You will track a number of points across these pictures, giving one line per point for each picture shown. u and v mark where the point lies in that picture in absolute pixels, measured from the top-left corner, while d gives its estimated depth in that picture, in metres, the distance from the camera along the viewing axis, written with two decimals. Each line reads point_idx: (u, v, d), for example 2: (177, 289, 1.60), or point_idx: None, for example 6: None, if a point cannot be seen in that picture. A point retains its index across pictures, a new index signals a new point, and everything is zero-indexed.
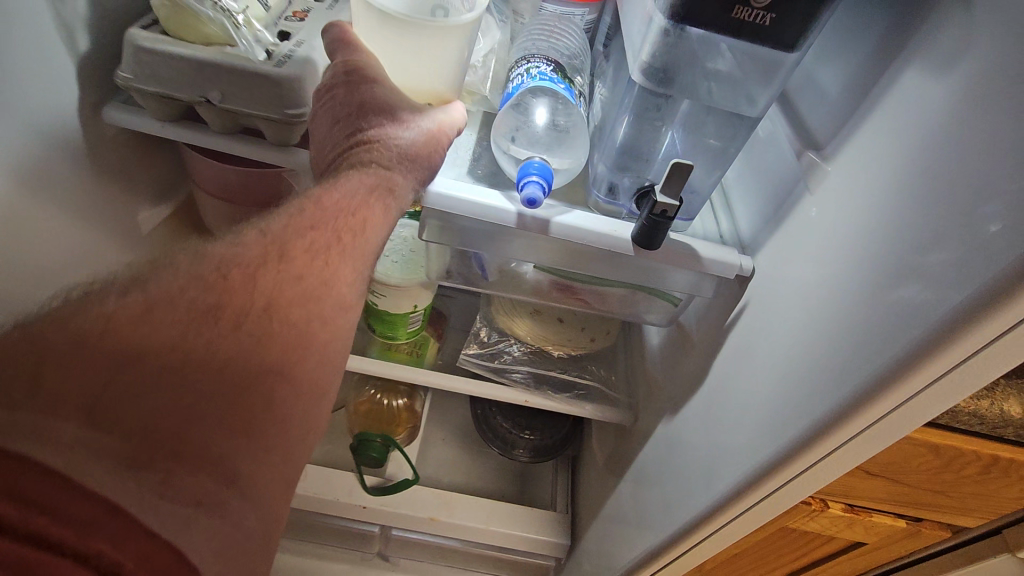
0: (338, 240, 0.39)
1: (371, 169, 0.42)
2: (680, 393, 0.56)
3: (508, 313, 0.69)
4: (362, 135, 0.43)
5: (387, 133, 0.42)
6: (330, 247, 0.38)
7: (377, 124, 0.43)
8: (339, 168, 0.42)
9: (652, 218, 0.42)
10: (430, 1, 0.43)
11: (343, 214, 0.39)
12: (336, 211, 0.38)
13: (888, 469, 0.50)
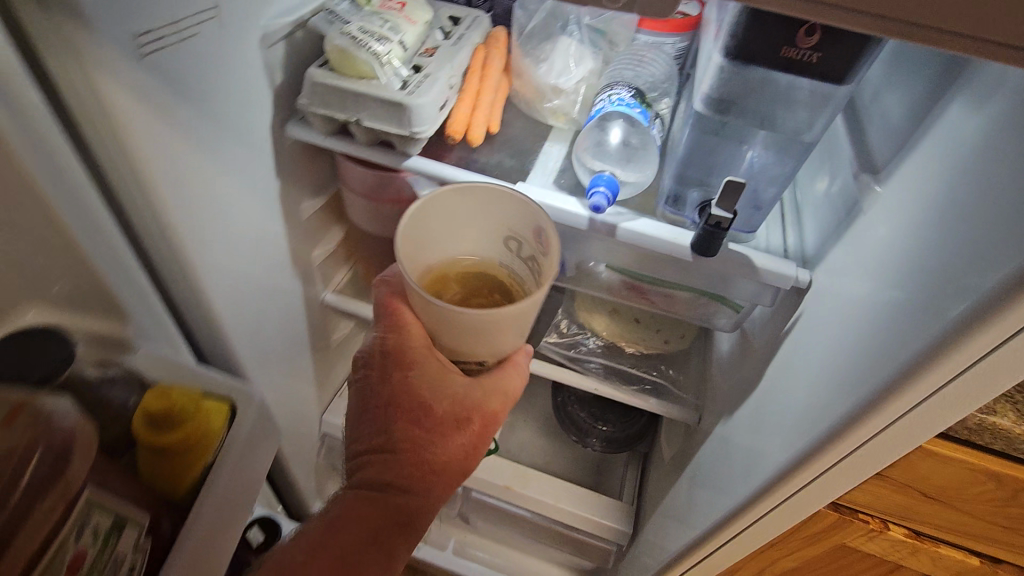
0: (385, 513, 0.45)
1: (401, 485, 0.45)
2: (738, 395, 0.60)
3: (589, 309, 0.77)
4: (397, 424, 0.45)
5: (416, 484, 0.46)
6: (381, 519, 0.45)
7: (413, 456, 0.45)
8: (374, 455, 0.46)
9: (706, 228, 0.48)
10: (503, 235, 0.45)
11: (386, 501, 0.44)
12: (401, 467, 0.45)
13: (947, 494, 0.50)
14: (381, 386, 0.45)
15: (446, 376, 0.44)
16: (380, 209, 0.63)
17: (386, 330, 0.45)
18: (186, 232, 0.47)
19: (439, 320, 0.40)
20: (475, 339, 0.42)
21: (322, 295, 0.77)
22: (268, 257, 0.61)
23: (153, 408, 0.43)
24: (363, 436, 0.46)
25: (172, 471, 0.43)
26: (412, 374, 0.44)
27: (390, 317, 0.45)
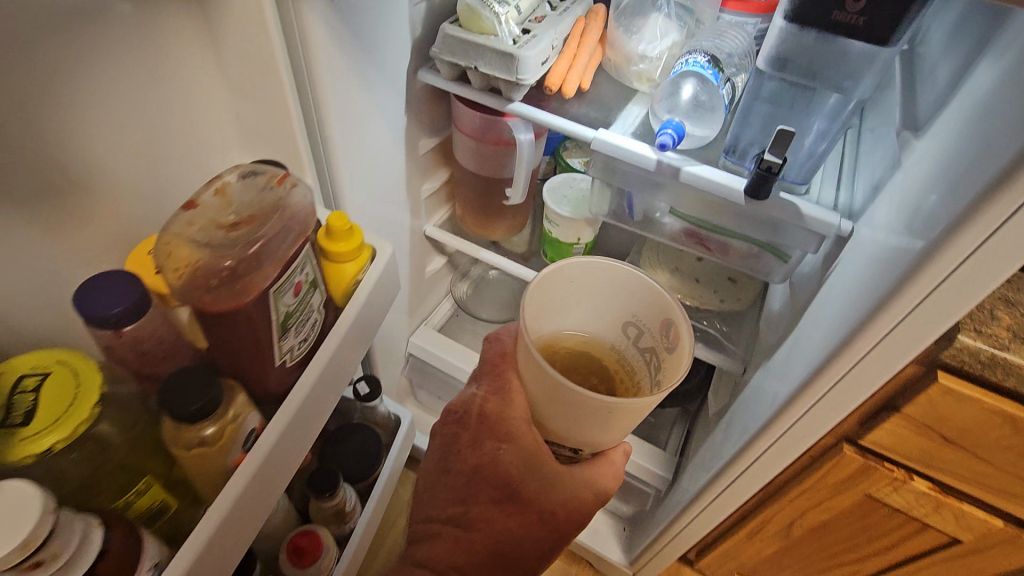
0: (475, 539, 0.55)
1: (487, 521, 0.55)
2: (781, 339, 0.66)
3: (652, 262, 0.85)
4: (490, 470, 0.55)
5: (502, 524, 0.55)
6: (473, 541, 0.55)
7: (500, 500, 0.55)
8: (467, 494, 0.56)
9: (758, 172, 0.55)
10: (623, 318, 0.54)
11: (477, 528, 0.55)
12: (489, 505, 0.55)
13: (966, 437, 0.54)
14: (472, 450, 0.56)
15: (539, 462, 0.53)
16: (483, 148, 0.76)
17: (491, 391, 0.55)
18: (341, 140, 0.62)
19: (559, 396, 0.47)
20: (587, 421, 0.48)
21: (423, 227, 0.90)
22: (391, 179, 0.76)
23: (333, 225, 0.52)
24: (439, 504, 0.57)
25: (331, 278, 0.53)
26: (504, 441, 0.54)
27: (500, 376, 0.55)
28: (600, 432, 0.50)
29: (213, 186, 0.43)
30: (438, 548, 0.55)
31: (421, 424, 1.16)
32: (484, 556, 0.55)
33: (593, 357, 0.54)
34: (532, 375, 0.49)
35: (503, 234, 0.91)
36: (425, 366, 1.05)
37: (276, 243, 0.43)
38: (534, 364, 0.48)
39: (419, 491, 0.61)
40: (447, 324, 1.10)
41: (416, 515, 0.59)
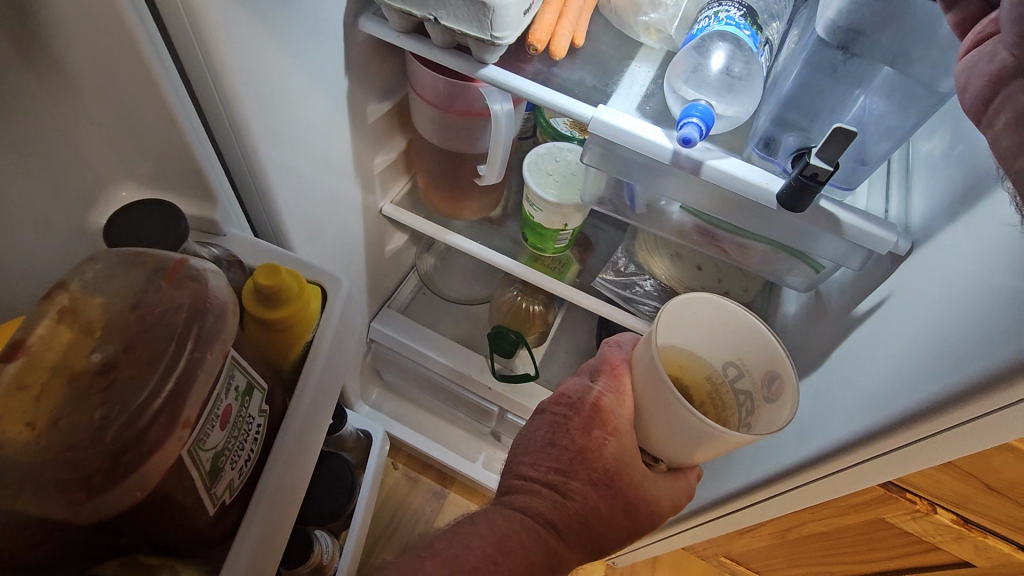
0: (570, 506, 0.48)
1: (583, 491, 0.48)
2: (803, 357, 0.57)
3: (649, 249, 0.72)
4: (594, 446, 0.49)
5: (596, 498, 0.49)
6: (569, 505, 0.48)
7: (600, 472, 0.49)
8: (567, 461, 0.49)
9: (801, 179, 0.42)
10: (727, 355, 0.51)
11: (573, 496, 0.48)
12: (591, 476, 0.48)
13: (1014, 489, 0.47)
14: (579, 435, 0.49)
15: (628, 464, 0.49)
16: (449, 119, 0.61)
17: (605, 387, 0.51)
18: (253, 123, 0.46)
19: (664, 409, 0.47)
20: (682, 438, 0.47)
21: (379, 205, 0.76)
22: (332, 160, 0.61)
23: (262, 284, 0.42)
24: (540, 464, 0.50)
25: (281, 345, 0.44)
26: (608, 437, 0.49)
27: (614, 377, 0.51)
28: (689, 451, 0.49)
29: (58, 307, 0.31)
30: (528, 527, 0.48)
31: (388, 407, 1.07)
32: (570, 529, 0.49)
33: (689, 385, 0.52)
34: (652, 390, 0.47)
35: (474, 211, 0.77)
36: (389, 353, 0.94)
37: (187, 395, 0.32)
38: (657, 382, 0.46)
39: (511, 451, 0.54)
40: (413, 303, 0.98)
41: (514, 467, 0.52)
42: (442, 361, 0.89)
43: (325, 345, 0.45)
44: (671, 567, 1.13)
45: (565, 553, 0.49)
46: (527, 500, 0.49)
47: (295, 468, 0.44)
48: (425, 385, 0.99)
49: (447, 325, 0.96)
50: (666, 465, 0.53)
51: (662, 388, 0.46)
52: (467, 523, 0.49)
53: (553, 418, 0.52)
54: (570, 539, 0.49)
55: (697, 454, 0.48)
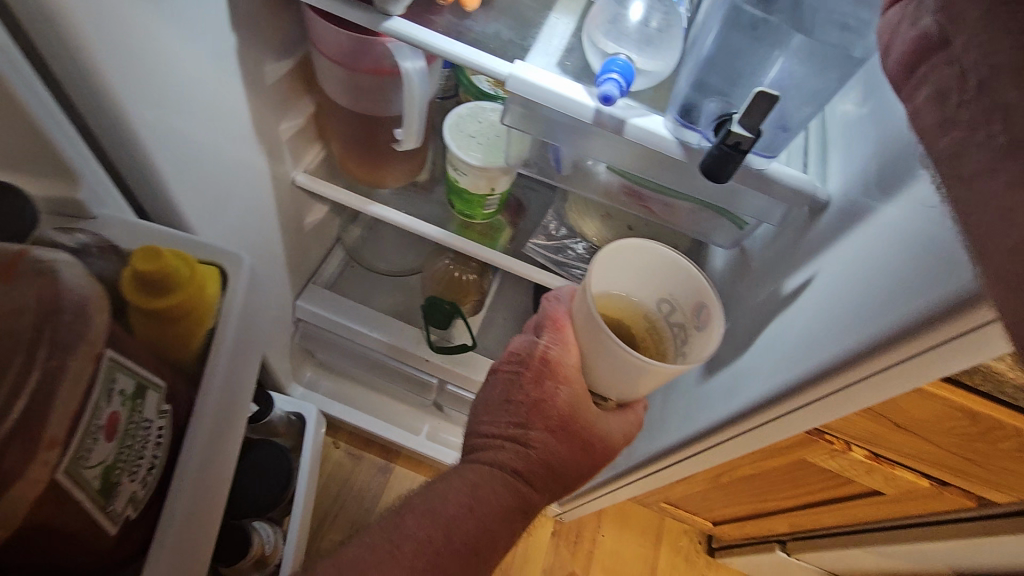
0: (532, 459, 0.49)
1: (542, 441, 0.49)
2: (732, 312, 0.59)
3: (580, 210, 0.71)
4: (546, 398, 0.49)
5: (555, 446, 0.50)
6: (532, 459, 0.49)
7: (555, 421, 0.49)
8: (524, 415, 0.50)
9: (723, 148, 0.42)
10: (660, 292, 0.51)
11: (535, 450, 0.49)
12: (547, 428, 0.49)
13: (918, 425, 0.50)
14: (532, 388, 0.50)
15: (581, 409, 0.50)
16: (357, 78, 0.56)
17: (549, 340, 0.50)
18: (120, 89, 0.40)
19: (602, 351, 0.47)
20: (623, 375, 0.48)
21: (292, 175, 0.70)
22: (228, 127, 0.54)
23: (143, 268, 0.36)
24: (499, 421, 0.51)
25: (177, 337, 0.39)
26: (557, 386, 0.49)
27: (557, 331, 0.50)
28: (634, 386, 0.50)
29: None
30: (497, 478, 0.49)
31: (324, 386, 1.03)
32: (537, 477, 0.50)
33: (626, 323, 0.52)
34: (590, 336, 0.47)
35: (397, 178, 0.73)
36: (320, 331, 0.90)
37: (48, 409, 0.28)
38: (593, 328, 0.46)
39: (474, 405, 0.55)
40: (341, 277, 0.93)
41: (477, 425, 0.52)
42: (375, 336, 0.85)
43: (230, 336, 0.41)
44: (617, 516, 1.18)
45: (535, 500, 0.51)
46: (491, 455, 0.50)
47: (211, 471, 0.41)
48: (361, 361, 0.95)
49: (379, 299, 0.92)
50: (615, 401, 0.54)
51: (597, 332, 0.46)
52: (441, 481, 0.51)
53: (506, 375, 0.52)
54: (538, 487, 0.51)
55: (639, 388, 0.49)
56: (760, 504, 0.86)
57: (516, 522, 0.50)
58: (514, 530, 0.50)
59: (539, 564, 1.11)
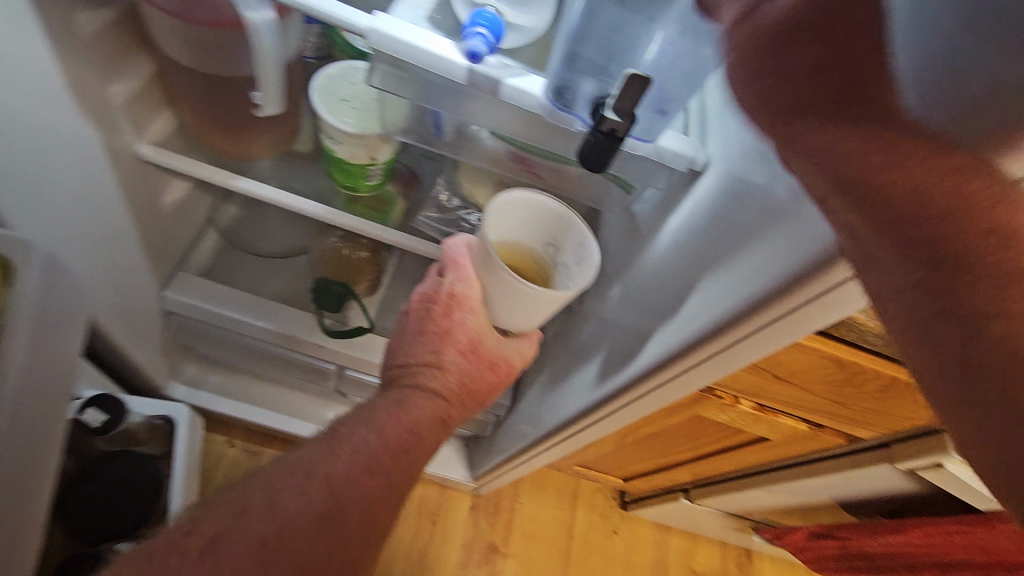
0: (448, 378, 0.56)
1: (453, 361, 0.56)
2: (625, 278, 0.59)
3: (473, 180, 0.67)
4: (455, 326, 0.55)
5: (465, 364, 0.56)
6: (447, 379, 0.56)
7: (465, 342, 0.56)
8: (437, 341, 0.56)
9: (599, 136, 0.41)
10: (546, 236, 0.55)
11: (449, 369, 0.56)
12: (458, 350, 0.56)
13: (794, 376, 0.53)
14: (442, 319, 0.55)
15: (485, 335, 0.57)
16: (199, 32, 0.49)
17: (453, 278, 0.55)
18: None
19: (498, 286, 0.53)
20: (517, 308, 0.54)
21: (137, 147, 0.60)
22: (36, 90, 0.45)
23: None
24: (414, 351, 0.56)
25: None
26: (463, 314, 0.55)
27: (459, 269, 0.55)
28: (528, 316, 0.56)
29: None
30: (418, 397, 0.54)
31: (210, 382, 0.95)
32: (453, 395, 0.57)
33: (519, 264, 0.56)
34: (486, 270, 0.53)
35: (267, 148, 0.66)
36: (196, 323, 0.81)
37: None
38: (489, 266, 0.52)
39: (392, 339, 0.59)
40: (219, 261, 0.84)
41: (395, 359, 0.58)
42: (261, 325, 0.78)
43: None
44: (534, 482, 1.21)
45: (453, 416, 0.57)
46: (412, 379, 0.55)
47: None
48: (248, 353, 0.88)
49: (264, 283, 0.84)
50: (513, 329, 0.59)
51: (494, 268, 0.51)
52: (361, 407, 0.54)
53: (418, 308, 0.57)
54: (455, 404, 0.57)
55: (532, 318, 0.55)
56: (664, 458, 0.91)
57: (437, 437, 0.55)
58: (435, 443, 0.55)
59: (458, 539, 1.13)
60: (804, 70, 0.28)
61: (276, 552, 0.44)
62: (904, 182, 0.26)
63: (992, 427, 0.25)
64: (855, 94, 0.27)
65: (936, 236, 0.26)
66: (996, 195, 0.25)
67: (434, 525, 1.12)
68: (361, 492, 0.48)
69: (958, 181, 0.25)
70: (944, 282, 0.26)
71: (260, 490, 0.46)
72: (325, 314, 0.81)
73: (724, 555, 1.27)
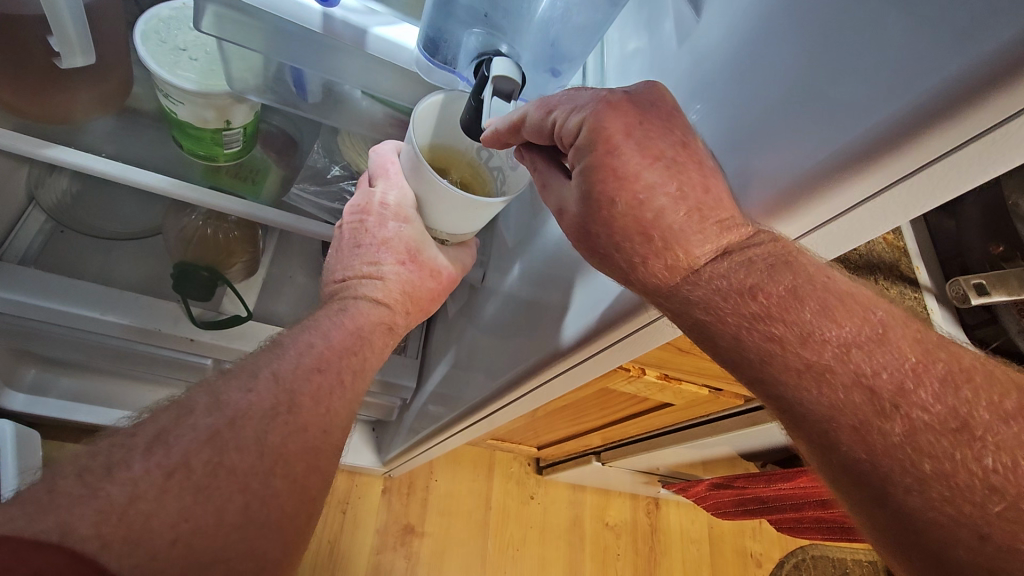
0: (391, 305, 0.49)
1: (396, 270, 0.49)
2: (530, 251, 0.55)
3: (357, 149, 0.59)
4: (393, 235, 0.48)
5: (404, 271, 0.49)
6: (388, 302, 0.49)
7: (405, 248, 0.48)
8: (374, 247, 0.48)
9: (477, 102, 0.38)
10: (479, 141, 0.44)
11: (388, 287, 0.49)
12: (399, 255, 0.49)
13: (697, 346, 0.52)
14: (377, 230, 0.47)
15: (423, 246, 0.49)
16: None
17: (384, 186, 0.47)
18: None
19: (429, 196, 0.44)
20: (454, 220, 0.46)
21: None
22: None
23: None
24: (351, 264, 0.49)
25: None
26: (395, 224, 0.47)
27: (388, 175, 0.47)
28: (466, 228, 0.47)
29: None
30: (361, 305, 0.48)
31: (60, 387, 0.84)
32: (401, 303, 0.50)
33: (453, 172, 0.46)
34: (416, 180, 0.44)
35: (91, 107, 0.54)
36: (20, 323, 0.66)
37: None
38: (420, 175, 0.43)
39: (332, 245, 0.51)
40: (49, 245, 0.71)
41: (331, 273, 0.50)
42: (108, 320, 0.65)
43: None
44: (448, 458, 1.20)
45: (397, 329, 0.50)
46: (354, 290, 0.48)
47: None
48: (100, 352, 0.74)
49: (114, 269, 0.71)
50: (449, 241, 0.50)
51: (424, 179, 0.43)
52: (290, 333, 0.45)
53: (349, 221, 0.49)
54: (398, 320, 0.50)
55: (467, 230, 0.47)
56: (575, 426, 0.90)
57: (386, 343, 0.50)
58: (383, 351, 0.49)
59: (371, 525, 1.09)
60: (610, 235, 0.32)
61: (231, 441, 0.37)
62: (706, 317, 0.31)
63: (857, 496, 0.29)
64: (649, 251, 0.31)
65: (742, 361, 0.31)
66: (783, 299, 0.29)
67: (344, 514, 1.08)
68: (313, 386, 0.42)
69: (748, 298, 0.30)
70: (765, 391, 0.31)
71: (202, 391, 0.39)
72: (192, 303, 0.69)
73: (635, 505, 1.34)
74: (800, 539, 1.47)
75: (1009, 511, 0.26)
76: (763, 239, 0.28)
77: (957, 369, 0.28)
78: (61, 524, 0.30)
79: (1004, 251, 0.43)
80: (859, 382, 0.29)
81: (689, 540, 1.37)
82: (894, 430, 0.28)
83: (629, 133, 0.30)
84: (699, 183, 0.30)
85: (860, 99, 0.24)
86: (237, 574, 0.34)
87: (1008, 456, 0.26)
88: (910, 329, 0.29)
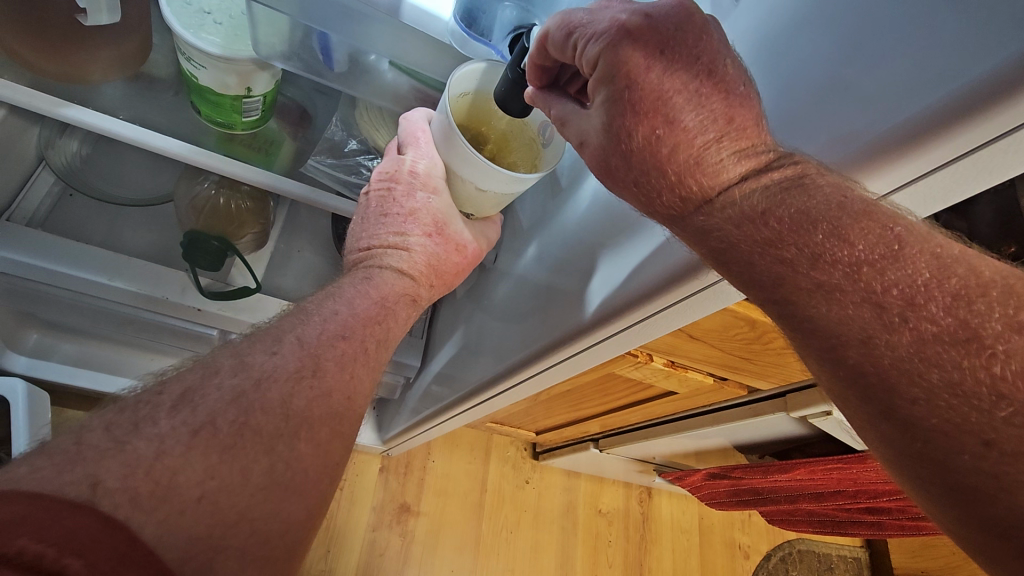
0: (417, 282, 0.50)
1: (422, 242, 0.49)
2: (546, 230, 0.55)
3: (374, 122, 0.58)
4: (421, 205, 0.48)
5: (431, 245, 0.49)
6: (411, 276, 0.49)
7: (434, 219, 0.48)
8: (400, 218, 0.48)
9: (515, 74, 0.38)
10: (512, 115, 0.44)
11: (412, 259, 0.49)
12: (428, 226, 0.49)
13: (708, 334, 0.52)
14: (405, 200, 0.47)
15: (450, 222, 0.49)
16: None
17: (414, 153, 0.46)
18: None
19: (457, 161, 0.44)
20: (480, 190, 0.46)
21: None
22: None
23: None
24: (379, 233, 0.49)
25: None
26: (423, 194, 0.47)
27: (417, 142, 0.46)
28: (491, 202, 0.47)
29: None
30: (386, 275, 0.48)
31: (61, 351, 0.84)
32: (427, 276, 0.50)
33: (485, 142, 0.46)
34: (446, 145, 0.44)
35: (113, 68, 0.54)
36: (24, 285, 0.65)
37: None
38: (451, 140, 0.43)
39: (359, 213, 0.50)
40: (58, 206, 0.71)
41: (356, 241, 0.50)
42: (117, 286, 0.65)
43: None
44: (445, 440, 1.20)
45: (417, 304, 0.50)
46: (382, 260, 0.48)
47: None
48: (104, 318, 0.74)
49: (122, 236, 0.71)
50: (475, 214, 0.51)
51: (454, 143, 0.43)
52: (310, 301, 0.45)
53: (376, 193, 0.49)
54: (421, 294, 0.50)
55: (492, 203, 0.47)
56: (575, 411, 0.91)
57: (410, 315, 0.49)
58: (407, 322, 0.49)
59: (367, 503, 1.10)
60: (638, 203, 0.32)
61: (256, 402, 0.37)
62: (720, 244, 0.29)
63: (863, 407, 0.28)
64: (663, 185, 0.31)
65: (754, 284, 0.29)
66: (795, 222, 0.28)
67: (342, 491, 1.08)
68: (338, 353, 0.42)
69: (760, 223, 0.29)
70: (778, 311, 0.30)
71: (227, 353, 0.39)
72: (200, 272, 0.69)
73: (628, 494, 1.35)
74: (788, 534, 1.50)
75: (1016, 416, 0.25)
76: (785, 163, 0.28)
77: (972, 285, 0.26)
78: (91, 475, 0.30)
79: (1016, 251, 0.45)
80: (869, 299, 0.27)
81: (680, 531, 1.39)
82: (902, 343, 0.26)
83: (651, 61, 0.29)
84: (723, 113, 0.29)
85: (904, 83, 0.24)
86: (261, 534, 0.34)
87: (1019, 363, 0.25)
88: (927, 245, 0.27)
